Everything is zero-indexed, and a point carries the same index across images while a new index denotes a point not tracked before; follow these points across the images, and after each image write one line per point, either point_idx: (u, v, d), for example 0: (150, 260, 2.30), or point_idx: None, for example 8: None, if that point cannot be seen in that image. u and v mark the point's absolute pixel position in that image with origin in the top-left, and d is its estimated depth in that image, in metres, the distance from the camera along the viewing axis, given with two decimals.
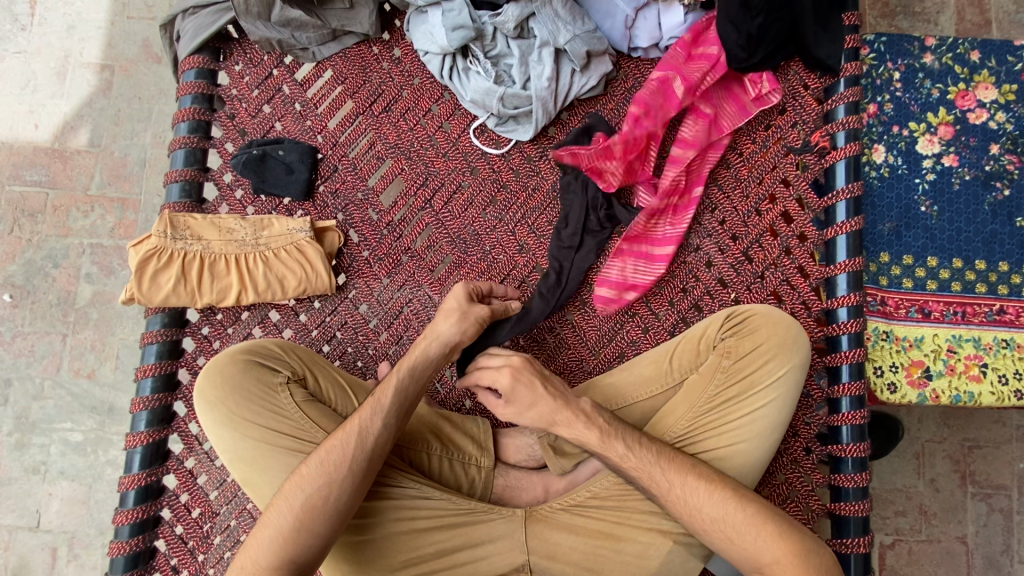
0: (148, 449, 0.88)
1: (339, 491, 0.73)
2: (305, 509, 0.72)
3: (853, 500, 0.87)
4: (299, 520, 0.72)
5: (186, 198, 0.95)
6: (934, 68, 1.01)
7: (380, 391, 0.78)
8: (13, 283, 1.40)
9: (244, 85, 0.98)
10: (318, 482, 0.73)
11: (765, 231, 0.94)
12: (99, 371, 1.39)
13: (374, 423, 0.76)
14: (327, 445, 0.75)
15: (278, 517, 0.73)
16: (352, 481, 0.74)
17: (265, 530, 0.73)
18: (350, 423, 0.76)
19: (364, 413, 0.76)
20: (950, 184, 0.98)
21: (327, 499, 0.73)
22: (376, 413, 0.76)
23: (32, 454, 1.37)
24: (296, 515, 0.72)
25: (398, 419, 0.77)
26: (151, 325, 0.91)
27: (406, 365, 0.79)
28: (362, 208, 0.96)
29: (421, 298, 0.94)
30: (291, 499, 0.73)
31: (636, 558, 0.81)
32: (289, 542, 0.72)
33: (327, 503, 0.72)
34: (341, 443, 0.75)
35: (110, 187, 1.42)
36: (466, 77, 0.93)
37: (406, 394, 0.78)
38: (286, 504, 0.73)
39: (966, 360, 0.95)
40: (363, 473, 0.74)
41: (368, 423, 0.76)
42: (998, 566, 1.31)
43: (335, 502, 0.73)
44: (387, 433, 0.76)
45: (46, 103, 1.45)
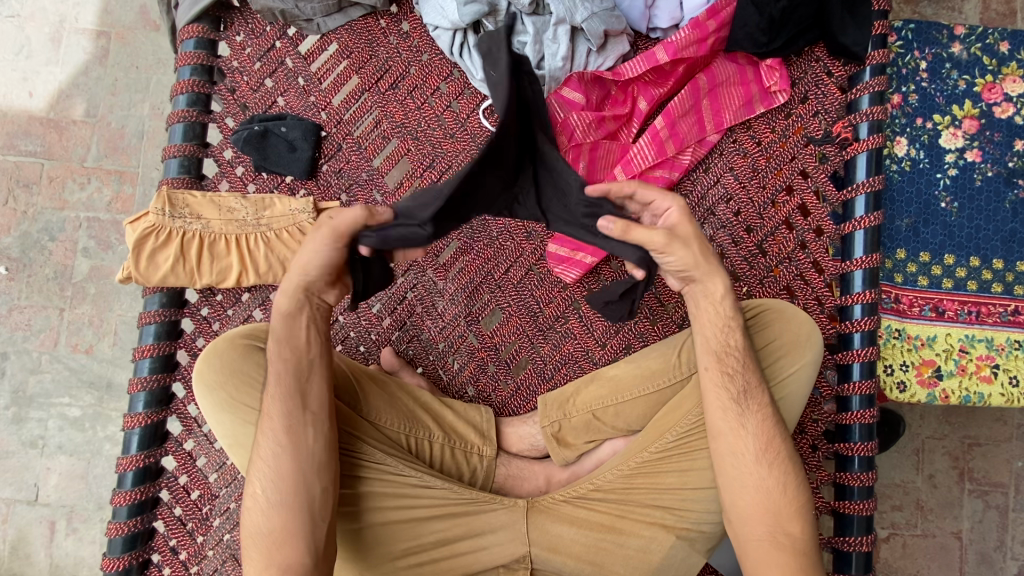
0: (147, 430, 0.87)
1: (284, 478, 0.72)
2: (268, 510, 0.71)
3: (858, 499, 0.87)
4: (269, 521, 0.71)
5: (184, 173, 0.92)
6: (961, 58, 0.97)
7: (276, 370, 0.75)
8: (9, 255, 1.37)
9: (245, 57, 0.94)
10: (263, 481, 0.72)
11: (780, 224, 0.92)
12: (97, 347, 1.37)
13: (279, 402, 0.74)
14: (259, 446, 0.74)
15: (251, 527, 0.72)
16: (286, 464, 0.72)
17: (248, 544, 0.72)
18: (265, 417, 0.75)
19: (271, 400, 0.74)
20: (972, 180, 0.95)
21: (278, 491, 0.71)
22: (279, 393, 0.74)
23: (30, 428, 1.36)
24: (264, 517, 0.71)
25: (298, 388, 0.74)
26: (149, 305, 0.88)
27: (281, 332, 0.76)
28: (366, 188, 0.93)
29: (433, 299, 0.93)
30: (254, 507, 0.72)
31: (639, 553, 0.80)
32: (268, 545, 0.70)
33: (278, 494, 0.71)
34: (264, 436, 0.74)
35: (107, 159, 1.39)
36: (477, 54, 0.89)
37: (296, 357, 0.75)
38: (252, 515, 0.72)
39: (978, 360, 0.94)
40: (295, 454, 0.72)
41: (274, 407, 0.74)
42: (991, 562, 1.32)
43: (288, 490, 0.71)
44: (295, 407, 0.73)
45: (41, 71, 1.40)
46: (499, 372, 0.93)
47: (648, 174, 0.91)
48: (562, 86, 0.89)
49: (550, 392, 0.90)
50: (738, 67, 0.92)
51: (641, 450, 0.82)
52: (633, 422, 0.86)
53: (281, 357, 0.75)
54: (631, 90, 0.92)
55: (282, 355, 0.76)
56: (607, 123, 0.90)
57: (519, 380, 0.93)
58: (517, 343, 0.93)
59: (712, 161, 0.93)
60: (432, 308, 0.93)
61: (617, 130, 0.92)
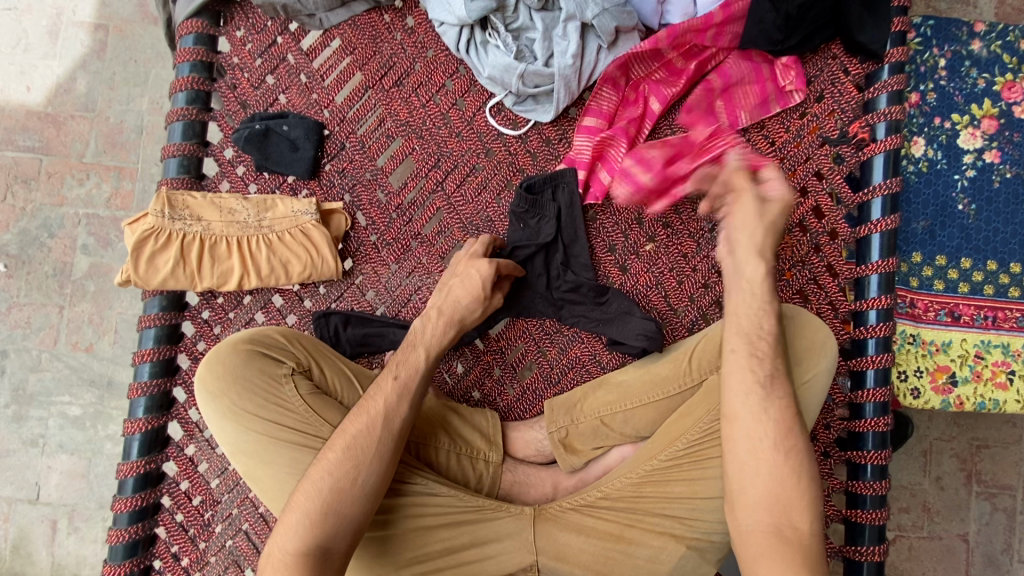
0: (148, 435, 0.86)
1: (366, 471, 0.70)
2: (332, 494, 0.68)
3: (871, 508, 0.85)
4: (327, 504, 0.68)
5: (184, 173, 0.90)
6: (981, 56, 0.94)
7: (403, 374, 0.75)
8: (8, 252, 1.36)
9: (245, 53, 0.92)
10: (343, 466, 0.70)
11: (794, 226, 0.90)
12: (97, 345, 1.35)
13: (401, 403, 0.73)
14: (349, 428, 0.72)
15: (303, 502, 0.69)
16: (379, 462, 0.71)
17: (289, 517, 0.69)
18: (370, 406, 0.73)
19: (389, 394, 0.74)
20: (990, 182, 0.93)
21: (355, 481, 0.69)
22: (401, 397, 0.74)
23: (31, 427, 1.35)
24: (324, 499, 0.68)
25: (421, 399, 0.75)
26: (149, 308, 0.87)
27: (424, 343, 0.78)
28: (370, 188, 0.90)
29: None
30: (316, 485, 0.69)
31: (648, 562, 0.79)
32: (317, 528, 0.67)
33: (353, 484, 0.69)
34: (363, 424, 0.72)
35: (106, 155, 1.36)
36: (484, 52, 0.86)
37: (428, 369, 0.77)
38: (310, 491, 0.69)
39: (993, 366, 0.92)
40: (390, 457, 0.71)
41: (394, 404, 0.73)
42: (997, 564, 1.31)
43: (363, 484, 0.70)
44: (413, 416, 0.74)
45: (38, 64, 1.37)
46: (505, 377, 0.91)
47: (670, 169, 0.86)
48: (591, 98, 0.89)
49: (557, 396, 0.89)
50: (753, 65, 0.89)
51: (650, 458, 0.80)
52: (641, 428, 0.84)
53: (411, 365, 0.76)
54: (643, 89, 0.90)
55: (412, 362, 0.76)
56: (622, 125, 0.88)
57: (525, 384, 0.92)
58: (524, 346, 0.91)
59: None
60: None
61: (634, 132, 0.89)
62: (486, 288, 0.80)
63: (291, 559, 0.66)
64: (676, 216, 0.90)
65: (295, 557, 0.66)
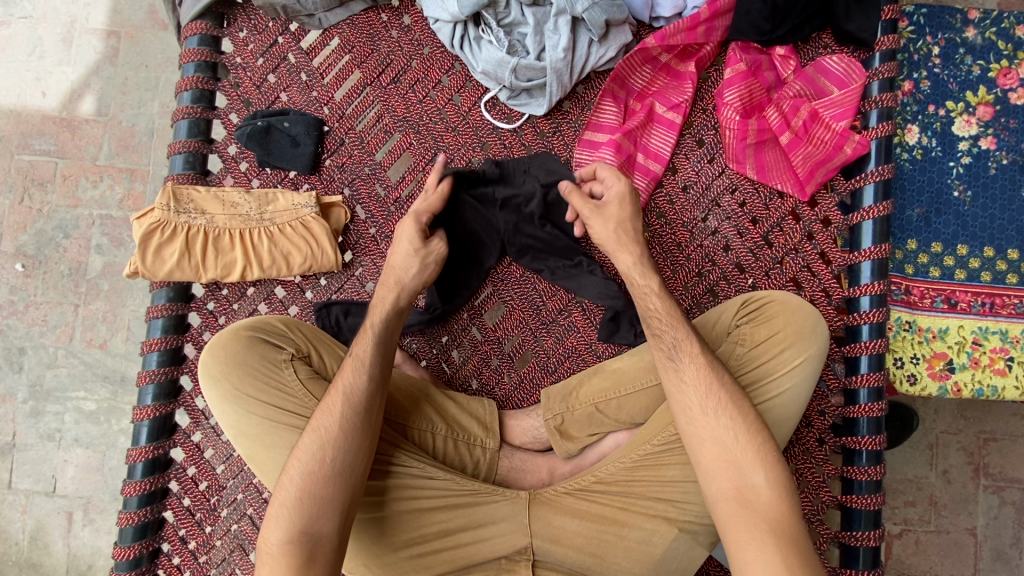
0: (156, 422, 0.89)
1: (335, 451, 0.72)
2: (306, 476, 0.71)
3: (866, 493, 0.86)
4: (303, 489, 0.71)
5: (189, 169, 0.93)
6: (975, 43, 0.94)
7: (357, 348, 0.78)
8: (25, 253, 1.40)
9: (248, 53, 0.95)
10: (313, 448, 0.72)
11: (787, 214, 0.90)
12: (111, 342, 1.40)
13: (357, 379, 0.75)
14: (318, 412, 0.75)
15: (283, 491, 0.71)
16: (345, 440, 0.73)
17: (273, 508, 0.71)
18: (333, 387, 0.76)
19: (346, 371, 0.76)
20: (986, 168, 0.93)
21: (326, 462, 0.72)
22: (358, 369, 0.76)
23: (47, 421, 1.39)
24: (299, 483, 0.71)
25: (379, 372, 0.77)
26: (157, 300, 0.90)
27: (377, 318, 0.80)
28: (369, 182, 0.93)
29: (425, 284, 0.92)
30: (292, 472, 0.72)
31: (640, 545, 0.80)
32: (296, 513, 0.70)
33: (324, 465, 0.71)
34: (327, 406, 0.74)
35: (118, 157, 1.41)
36: (477, 47, 0.89)
37: (381, 342, 0.78)
38: (289, 478, 0.72)
39: (991, 353, 0.92)
40: (356, 431, 0.73)
41: (351, 381, 0.75)
42: (1006, 558, 1.29)
43: (334, 463, 0.72)
44: (372, 390, 0.75)
45: (53, 71, 1.42)
46: (502, 366, 0.93)
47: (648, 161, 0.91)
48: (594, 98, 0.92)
49: (553, 385, 0.90)
50: (750, 58, 0.90)
51: (645, 442, 0.81)
52: (635, 414, 0.85)
53: (364, 339, 0.79)
54: (648, 97, 0.92)
55: (366, 337, 0.79)
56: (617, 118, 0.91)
57: (522, 373, 0.93)
58: (520, 336, 0.93)
59: (718, 151, 0.91)
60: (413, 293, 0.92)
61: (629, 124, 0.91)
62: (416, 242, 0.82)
63: (278, 549, 0.69)
64: (670, 206, 0.91)
65: (282, 547, 0.69)
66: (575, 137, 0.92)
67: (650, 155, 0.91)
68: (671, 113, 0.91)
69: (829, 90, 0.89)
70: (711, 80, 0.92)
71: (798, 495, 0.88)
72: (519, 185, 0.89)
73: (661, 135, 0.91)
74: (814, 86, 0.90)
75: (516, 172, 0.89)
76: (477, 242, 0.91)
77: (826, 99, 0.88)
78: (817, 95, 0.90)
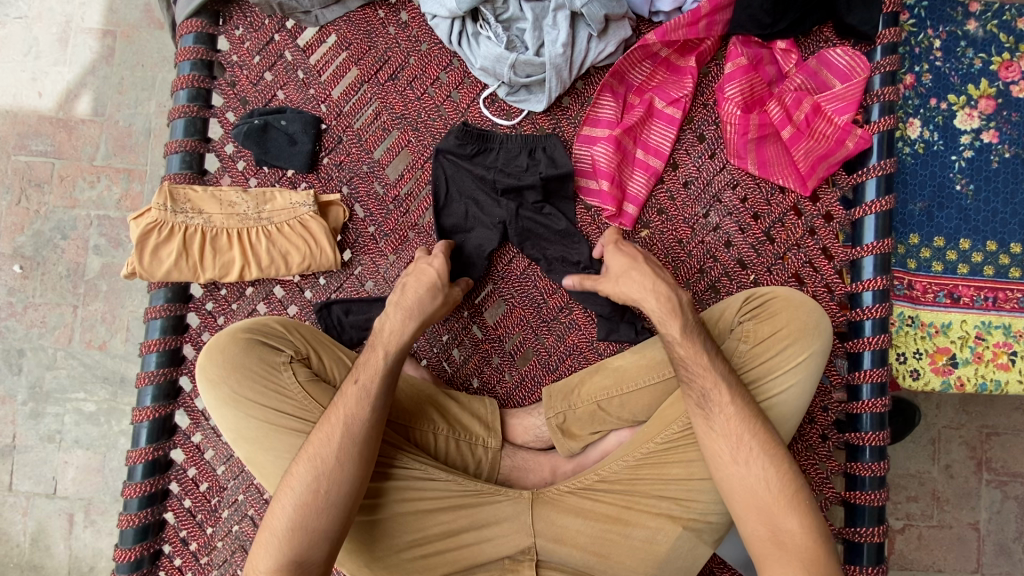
0: (155, 423, 0.88)
1: (330, 485, 0.71)
2: (299, 508, 0.70)
3: (870, 489, 0.85)
4: (295, 520, 0.70)
5: (186, 168, 0.92)
6: (977, 35, 0.93)
7: (362, 378, 0.75)
8: (23, 254, 1.40)
9: (244, 51, 0.94)
10: (307, 479, 0.71)
11: (788, 210, 0.90)
12: (110, 343, 1.39)
13: (358, 412, 0.73)
14: (314, 439, 0.73)
15: (274, 520, 0.71)
16: (340, 475, 0.71)
17: (263, 536, 0.71)
18: (332, 416, 0.74)
19: (348, 403, 0.74)
20: (989, 162, 0.92)
21: (319, 495, 0.71)
22: (360, 402, 0.74)
23: (47, 423, 1.39)
24: (292, 513, 0.70)
25: (380, 406, 0.74)
26: (155, 300, 0.89)
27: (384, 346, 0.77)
28: (367, 181, 0.92)
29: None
30: (285, 501, 0.71)
31: (644, 543, 0.79)
32: (287, 544, 0.70)
33: (318, 498, 0.70)
34: (325, 434, 0.73)
35: (115, 157, 1.40)
36: (475, 43, 0.88)
37: (383, 374, 0.75)
38: (281, 506, 0.71)
39: (994, 347, 0.91)
40: (352, 466, 0.72)
41: (352, 413, 0.73)
42: (1009, 553, 1.29)
43: (328, 496, 0.71)
44: (371, 424, 0.73)
45: (49, 71, 1.41)
46: (503, 364, 0.93)
47: (648, 157, 0.91)
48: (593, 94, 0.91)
49: (554, 383, 0.89)
50: (751, 52, 0.89)
51: (648, 440, 0.81)
52: (637, 412, 0.84)
53: (369, 369, 0.76)
54: (647, 92, 0.92)
55: (371, 366, 0.76)
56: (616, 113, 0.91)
57: (523, 371, 0.93)
58: (521, 334, 0.92)
59: (719, 146, 0.90)
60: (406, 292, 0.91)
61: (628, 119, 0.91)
62: (442, 280, 0.80)
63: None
64: (671, 202, 0.91)
65: (270, 574, 0.69)
66: (574, 133, 0.92)
67: (651, 151, 0.91)
68: (670, 108, 0.91)
69: (830, 85, 0.89)
70: (710, 75, 0.91)
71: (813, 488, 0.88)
72: (516, 165, 0.90)
73: (661, 130, 0.91)
74: (816, 80, 0.89)
75: (511, 166, 0.90)
76: (475, 228, 0.91)
77: (828, 94, 0.87)
78: (818, 90, 0.89)
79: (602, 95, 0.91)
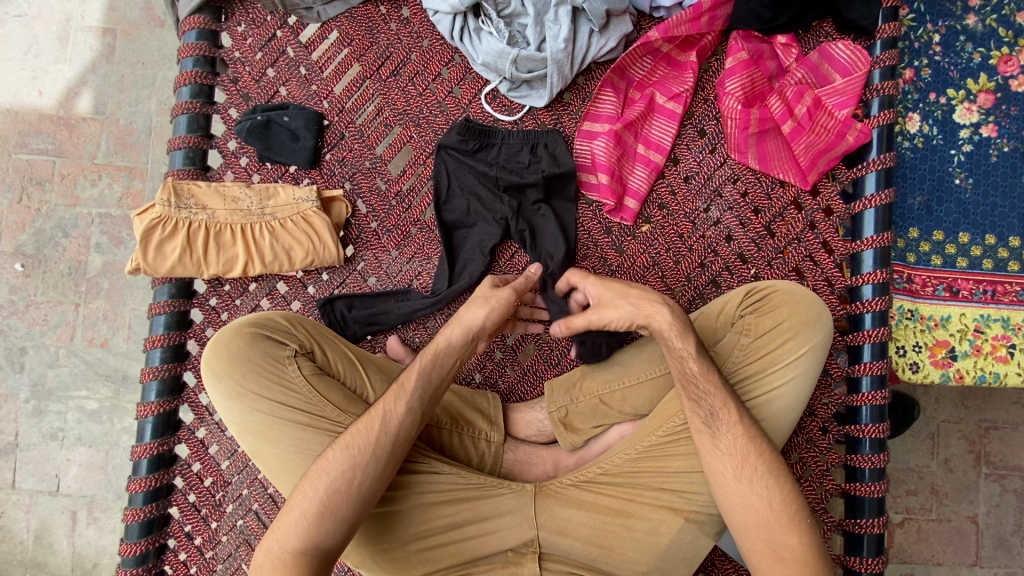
0: (160, 418, 0.89)
1: (365, 475, 0.71)
2: (330, 494, 0.70)
3: (870, 481, 0.86)
4: (325, 505, 0.70)
5: (189, 165, 0.93)
6: (976, 30, 0.94)
7: (409, 379, 0.76)
8: (24, 252, 1.40)
9: (246, 47, 0.94)
10: (342, 466, 0.71)
11: (788, 204, 0.91)
12: (112, 341, 1.39)
13: (402, 410, 0.74)
14: (353, 428, 0.74)
15: (303, 501, 0.71)
16: (377, 466, 0.72)
17: (290, 516, 0.71)
18: (376, 409, 0.74)
19: (393, 399, 0.74)
20: (988, 156, 0.93)
21: (353, 483, 0.71)
22: (405, 401, 0.74)
23: (49, 421, 1.39)
24: (322, 498, 0.70)
25: (424, 407, 0.75)
26: (159, 296, 0.90)
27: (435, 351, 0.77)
28: (370, 176, 0.93)
29: (430, 272, 0.92)
30: (317, 484, 0.71)
31: (646, 535, 0.80)
32: (314, 528, 0.70)
33: (351, 487, 0.71)
34: (366, 427, 0.73)
35: (116, 155, 1.40)
36: (477, 39, 0.88)
37: (428, 377, 0.76)
38: (312, 489, 0.71)
39: (993, 340, 0.92)
40: (389, 461, 0.72)
41: (396, 410, 0.74)
42: (1008, 546, 1.30)
43: (361, 487, 0.71)
44: (410, 421, 0.74)
45: (50, 69, 1.41)
46: (505, 359, 0.93)
47: (648, 152, 0.91)
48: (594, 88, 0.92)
49: (556, 377, 0.90)
50: (751, 46, 0.90)
51: (648, 434, 0.81)
52: (639, 405, 0.85)
53: (416, 372, 0.76)
54: (648, 87, 0.92)
55: (419, 369, 0.76)
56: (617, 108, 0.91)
57: (526, 366, 0.93)
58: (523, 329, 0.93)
59: (719, 141, 0.91)
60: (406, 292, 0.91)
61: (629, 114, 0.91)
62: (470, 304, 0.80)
63: (289, 558, 0.69)
64: (672, 196, 0.91)
65: (293, 556, 0.69)
66: (576, 129, 0.92)
67: (651, 146, 0.91)
68: (671, 103, 0.91)
69: (830, 79, 0.89)
70: (711, 70, 0.92)
71: (805, 483, 0.88)
72: (518, 160, 0.90)
73: (661, 125, 0.91)
74: (816, 75, 0.89)
75: (512, 162, 0.90)
76: (477, 224, 0.91)
77: (828, 88, 0.88)
78: (819, 84, 0.89)
79: (603, 90, 0.91)
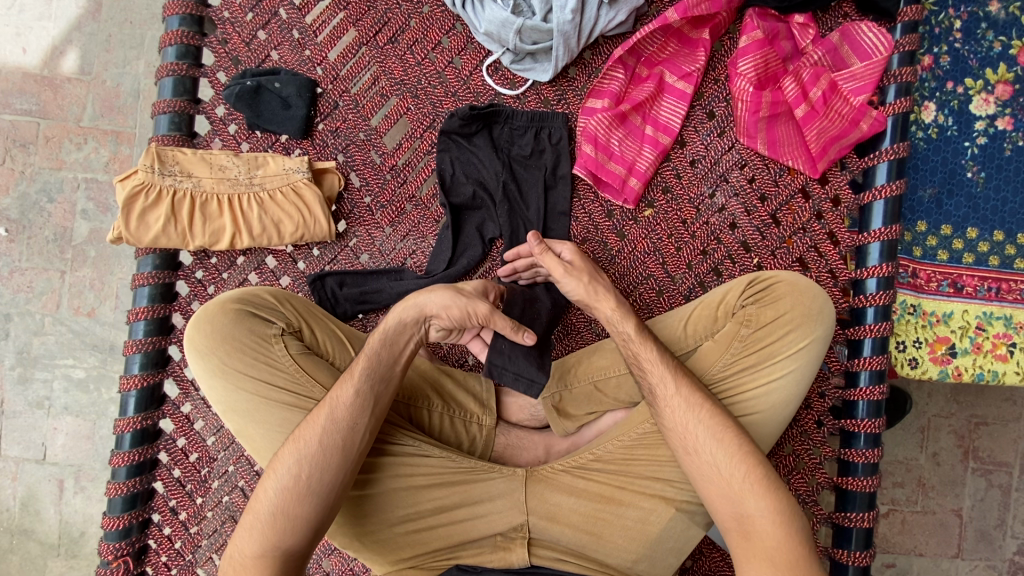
0: (144, 393, 0.87)
1: (317, 469, 0.69)
2: (284, 492, 0.69)
3: (862, 475, 0.85)
4: (280, 505, 0.69)
5: (175, 130, 0.89)
6: (999, 17, 0.90)
7: (360, 365, 0.73)
8: (8, 217, 1.35)
9: (237, 7, 0.90)
10: (293, 461, 0.70)
11: (796, 192, 0.88)
12: (99, 310, 1.37)
13: (350, 396, 0.72)
14: (312, 419, 0.72)
15: (260, 502, 0.70)
16: (327, 458, 0.70)
17: (249, 518, 0.70)
18: (329, 398, 0.72)
19: (345, 387, 0.72)
20: (1001, 150, 0.90)
21: (303, 478, 0.69)
22: (358, 389, 0.72)
23: (35, 389, 1.37)
24: (277, 497, 0.69)
25: (375, 394, 0.73)
26: (142, 267, 0.87)
27: (381, 332, 0.75)
28: (364, 149, 0.89)
29: (425, 251, 0.89)
30: (272, 482, 0.70)
31: (637, 523, 0.79)
32: (271, 529, 0.68)
33: (303, 482, 0.69)
34: (318, 419, 0.71)
35: (103, 118, 1.35)
36: (481, 6, 0.84)
37: (381, 360, 0.74)
38: (267, 488, 0.70)
39: (994, 338, 0.90)
40: (337, 454, 0.70)
41: (344, 396, 0.72)
42: (990, 539, 1.31)
43: (312, 481, 0.69)
44: (361, 409, 0.72)
45: (33, 26, 1.35)
46: None
47: (653, 134, 0.88)
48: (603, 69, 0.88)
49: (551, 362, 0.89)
50: (767, 25, 0.86)
51: (643, 421, 0.80)
52: (635, 393, 0.83)
53: (367, 359, 0.74)
54: (657, 65, 0.89)
55: (371, 352, 0.74)
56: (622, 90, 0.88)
57: None
58: None
59: (728, 124, 0.88)
60: (400, 272, 0.88)
61: (636, 96, 0.88)
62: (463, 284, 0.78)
63: (251, 561, 0.68)
64: (676, 180, 0.88)
65: (254, 559, 0.68)
66: (580, 105, 0.89)
67: (658, 128, 0.88)
68: (681, 83, 0.88)
69: (847, 62, 0.86)
70: (724, 50, 0.88)
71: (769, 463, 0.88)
72: (520, 145, 0.88)
73: (669, 107, 0.88)
74: (833, 57, 0.86)
75: (509, 145, 0.88)
76: (471, 207, 0.88)
77: (845, 72, 0.84)
78: (836, 67, 0.86)
79: (609, 67, 0.87)
